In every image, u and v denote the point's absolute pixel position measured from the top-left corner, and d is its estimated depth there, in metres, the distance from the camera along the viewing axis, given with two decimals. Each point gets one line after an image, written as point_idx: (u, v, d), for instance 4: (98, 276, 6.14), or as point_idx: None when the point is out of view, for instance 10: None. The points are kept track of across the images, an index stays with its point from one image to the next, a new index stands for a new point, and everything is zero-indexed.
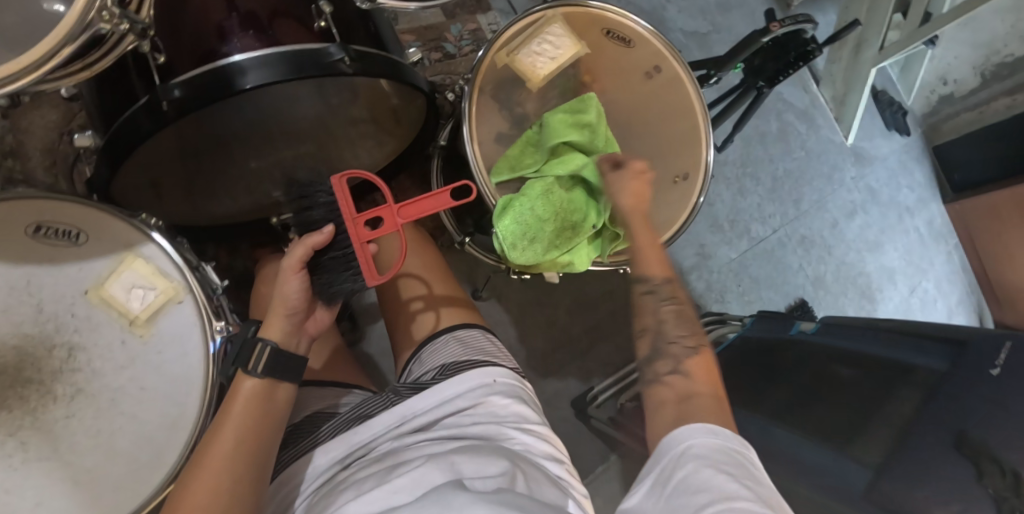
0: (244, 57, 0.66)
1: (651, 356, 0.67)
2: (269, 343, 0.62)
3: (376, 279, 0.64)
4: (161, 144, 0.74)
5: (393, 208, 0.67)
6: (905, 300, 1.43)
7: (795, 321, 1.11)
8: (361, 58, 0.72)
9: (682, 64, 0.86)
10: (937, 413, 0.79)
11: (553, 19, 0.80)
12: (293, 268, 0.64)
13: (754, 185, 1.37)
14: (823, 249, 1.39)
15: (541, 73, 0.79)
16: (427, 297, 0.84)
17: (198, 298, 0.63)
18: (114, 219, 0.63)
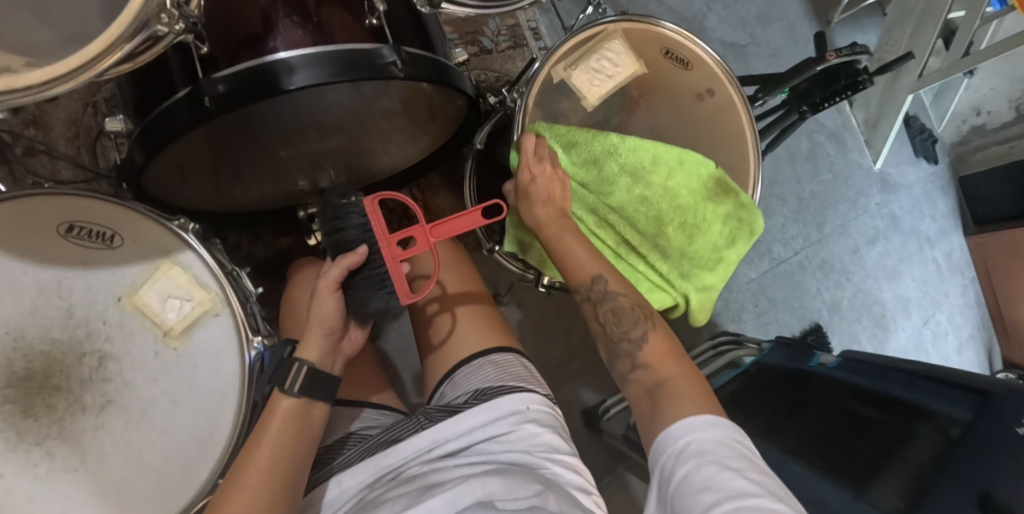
0: (292, 54, 0.62)
1: (612, 359, 0.71)
2: (305, 362, 0.59)
3: (411, 298, 0.61)
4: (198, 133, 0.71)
5: (425, 227, 0.64)
6: (918, 331, 1.42)
7: (815, 354, 1.10)
8: (413, 61, 0.69)
9: (737, 91, 0.84)
10: (961, 468, 0.80)
11: (616, 34, 0.79)
12: (329, 288, 0.63)
13: (780, 205, 1.35)
14: (843, 275, 1.39)
15: (598, 91, 0.79)
16: (442, 298, 0.81)
17: (235, 310, 0.61)
18: (149, 222, 0.61)
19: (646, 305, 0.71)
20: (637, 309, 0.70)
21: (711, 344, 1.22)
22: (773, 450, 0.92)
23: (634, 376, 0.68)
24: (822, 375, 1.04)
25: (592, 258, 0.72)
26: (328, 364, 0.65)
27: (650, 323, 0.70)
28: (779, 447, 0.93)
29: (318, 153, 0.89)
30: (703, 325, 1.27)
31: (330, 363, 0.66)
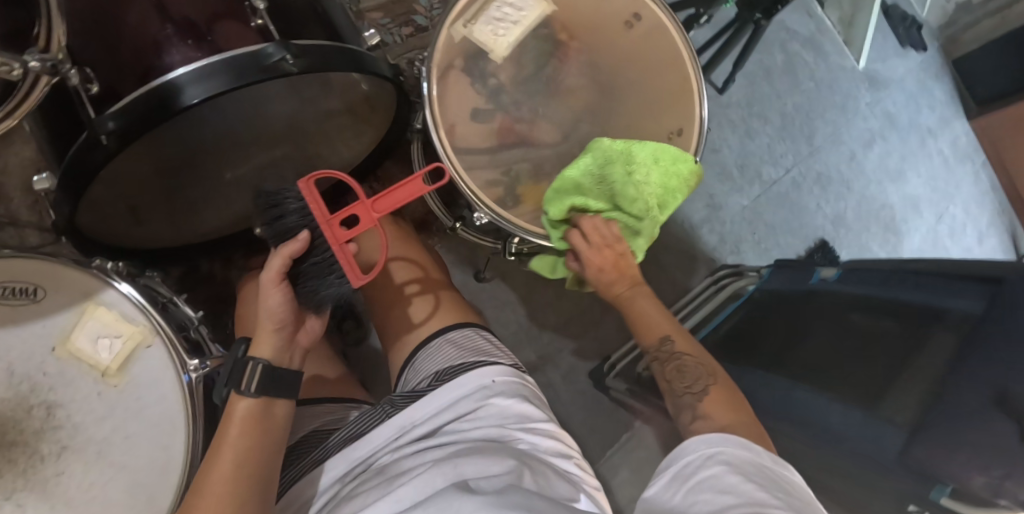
0: (182, 71, 0.61)
1: (676, 411, 0.72)
2: (260, 361, 0.61)
3: (362, 280, 0.62)
4: (133, 162, 0.70)
5: (366, 203, 0.63)
6: (932, 229, 1.35)
7: (816, 269, 1.04)
8: (305, 52, 0.65)
9: (661, 8, 0.82)
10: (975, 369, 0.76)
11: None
12: (273, 281, 0.62)
13: (763, 125, 1.29)
14: (842, 185, 1.32)
15: (503, 41, 0.79)
16: (424, 282, 0.84)
17: (166, 339, 0.61)
18: (66, 268, 0.61)
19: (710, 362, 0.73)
20: (701, 367, 0.73)
21: (711, 281, 1.17)
22: (777, 379, 0.89)
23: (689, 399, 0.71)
24: (827, 291, 1.00)
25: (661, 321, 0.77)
26: (286, 358, 0.65)
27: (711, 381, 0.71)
28: (784, 373, 0.90)
29: (265, 167, 0.87)
30: (701, 264, 1.21)
31: (287, 358, 0.65)
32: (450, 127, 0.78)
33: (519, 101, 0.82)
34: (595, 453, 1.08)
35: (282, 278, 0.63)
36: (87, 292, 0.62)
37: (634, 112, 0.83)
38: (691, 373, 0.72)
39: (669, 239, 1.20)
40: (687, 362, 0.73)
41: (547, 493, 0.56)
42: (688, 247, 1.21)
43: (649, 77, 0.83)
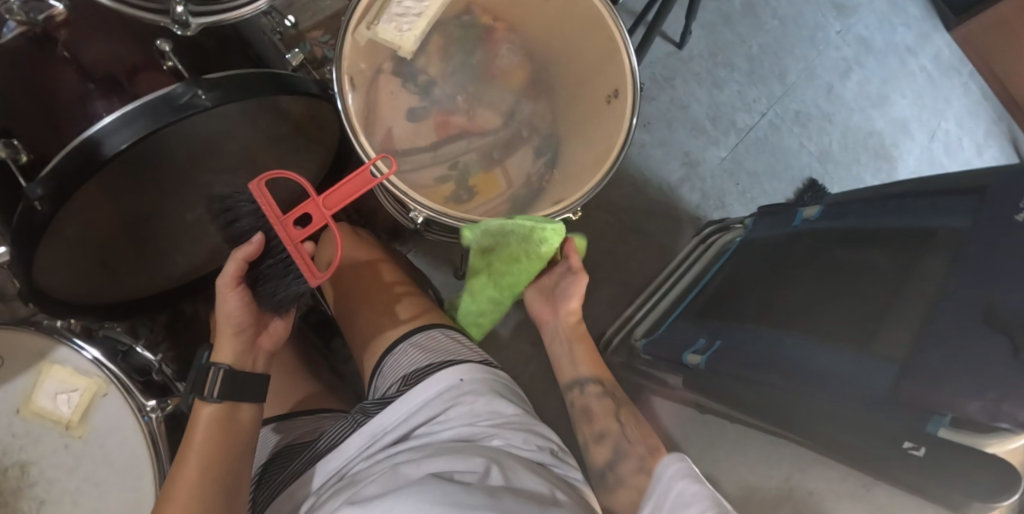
0: (103, 122, 0.63)
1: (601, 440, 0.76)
2: (222, 366, 0.65)
3: (318, 278, 0.62)
4: (85, 219, 0.72)
5: (317, 200, 0.61)
6: (926, 148, 1.30)
7: (798, 209, 1.01)
8: (216, 84, 0.66)
9: None
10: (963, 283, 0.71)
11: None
12: (229, 285, 0.64)
13: (730, 72, 1.25)
14: (823, 119, 1.28)
15: (409, 37, 0.69)
16: (407, 286, 0.85)
17: (121, 387, 0.67)
18: (20, 334, 0.67)
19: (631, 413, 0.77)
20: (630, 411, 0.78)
21: (698, 240, 1.15)
22: (763, 329, 0.86)
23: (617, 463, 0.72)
24: (809, 231, 0.96)
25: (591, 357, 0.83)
26: (249, 361, 0.68)
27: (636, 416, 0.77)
28: (769, 323, 0.87)
29: None
30: (686, 225, 1.19)
31: (250, 361, 0.68)
32: (387, 131, 0.78)
33: (451, 93, 0.82)
34: None
35: (239, 282, 0.65)
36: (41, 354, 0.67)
37: (574, 82, 0.81)
38: (643, 429, 0.76)
39: (649, 205, 1.17)
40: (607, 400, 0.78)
41: (516, 486, 0.57)
42: (671, 209, 1.18)
43: (576, 41, 0.77)
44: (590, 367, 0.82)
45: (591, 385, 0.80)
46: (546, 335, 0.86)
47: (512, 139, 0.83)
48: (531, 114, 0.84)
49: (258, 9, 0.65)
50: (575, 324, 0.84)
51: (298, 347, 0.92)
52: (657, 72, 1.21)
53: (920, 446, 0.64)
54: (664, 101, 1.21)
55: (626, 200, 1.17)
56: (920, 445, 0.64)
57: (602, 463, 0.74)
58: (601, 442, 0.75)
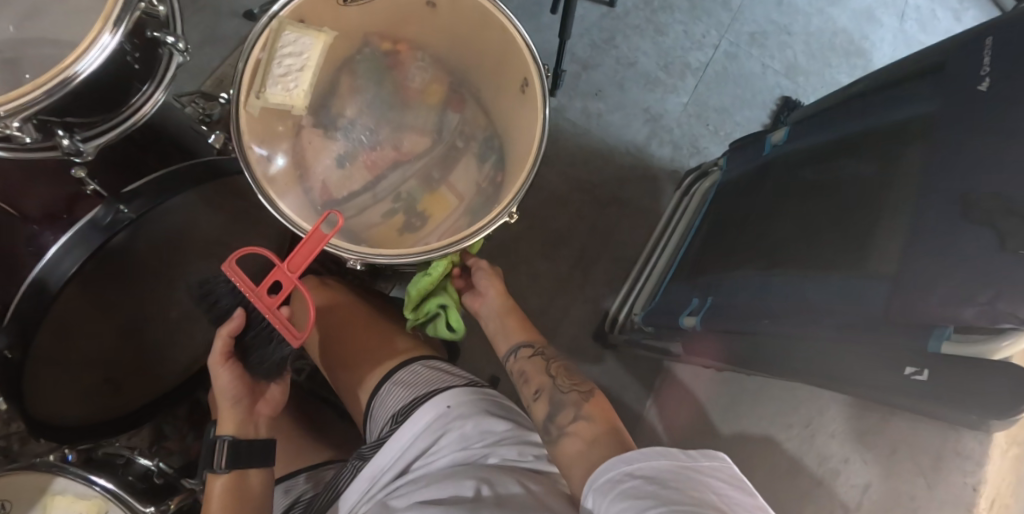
0: (48, 257, 0.70)
1: (552, 411, 0.71)
2: (227, 437, 0.73)
3: (299, 339, 0.64)
4: (61, 352, 0.77)
5: (282, 265, 0.64)
6: (899, 31, 1.25)
7: (766, 136, 0.95)
8: (137, 193, 0.72)
9: None
10: (940, 173, 0.64)
11: (283, 25, 0.69)
12: (220, 361, 0.72)
13: (671, 14, 1.21)
14: (781, 32, 1.23)
15: (298, 92, 0.72)
16: (389, 325, 0.87)
17: (117, 502, 0.74)
18: (21, 474, 0.75)
19: (584, 385, 0.74)
20: (582, 381, 0.75)
21: (680, 193, 1.11)
22: (751, 273, 0.82)
23: (572, 428, 0.68)
24: (778, 158, 0.91)
25: (523, 328, 0.84)
26: (250, 429, 0.76)
27: (593, 387, 0.74)
28: (754, 266, 0.83)
29: None
30: (665, 182, 1.16)
31: (251, 428, 0.76)
32: (322, 183, 0.78)
33: (374, 127, 0.81)
34: (635, 401, 1.10)
35: (227, 357, 0.72)
36: (46, 490, 0.75)
37: (490, 81, 0.79)
38: (578, 377, 0.76)
39: (620, 172, 1.15)
40: (555, 366, 0.77)
41: (504, 498, 0.60)
42: (646, 170, 1.16)
43: (476, 41, 0.76)
44: (521, 334, 0.83)
45: (522, 350, 0.80)
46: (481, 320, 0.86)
47: (450, 153, 0.81)
48: (460, 123, 0.82)
49: (158, 101, 0.67)
50: (502, 302, 0.85)
51: (303, 409, 0.95)
52: (595, 38, 1.17)
53: (923, 369, 0.59)
54: (610, 64, 1.17)
55: (595, 174, 1.14)
56: (923, 368, 0.59)
57: (542, 417, 0.71)
58: (538, 400, 0.73)
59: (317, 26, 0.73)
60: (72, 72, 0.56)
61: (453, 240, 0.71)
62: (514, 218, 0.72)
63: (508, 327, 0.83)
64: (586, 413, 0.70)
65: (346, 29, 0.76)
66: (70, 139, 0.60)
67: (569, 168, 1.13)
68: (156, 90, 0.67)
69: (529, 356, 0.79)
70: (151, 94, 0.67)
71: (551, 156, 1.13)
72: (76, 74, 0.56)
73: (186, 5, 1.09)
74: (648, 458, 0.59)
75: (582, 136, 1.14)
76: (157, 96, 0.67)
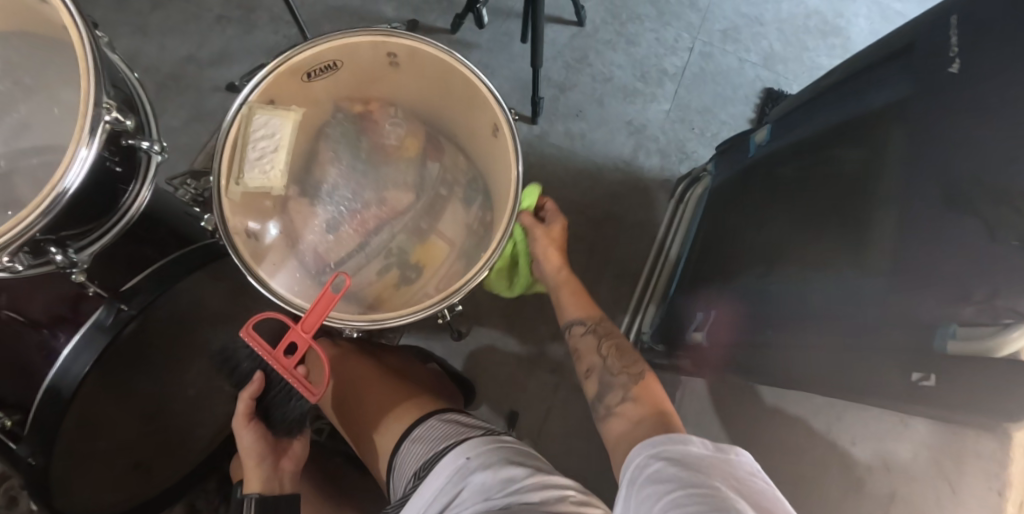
0: (60, 361, 0.71)
1: (602, 392, 0.76)
2: (253, 495, 0.77)
3: (316, 396, 0.66)
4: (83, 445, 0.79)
5: (296, 327, 0.66)
6: (871, 3, 1.25)
7: (750, 137, 0.94)
8: (137, 290, 0.74)
9: (404, 34, 0.70)
10: (920, 163, 0.61)
11: (253, 109, 0.70)
12: (243, 423, 0.76)
13: (640, 24, 1.22)
14: (752, 24, 1.23)
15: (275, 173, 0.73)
16: (403, 381, 0.88)
17: None
18: None
19: (635, 367, 0.76)
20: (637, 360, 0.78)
21: (675, 201, 1.11)
22: (752, 278, 0.81)
23: (619, 409, 0.73)
24: (761, 159, 0.89)
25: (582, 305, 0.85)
26: (276, 484, 0.79)
27: (644, 369, 0.76)
28: (750, 274, 0.81)
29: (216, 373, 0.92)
30: (658, 191, 1.16)
31: (277, 484, 0.79)
32: (313, 250, 0.79)
33: (357, 190, 0.82)
34: None
35: (249, 418, 0.76)
36: None
37: (464, 127, 0.80)
38: (628, 358, 0.78)
39: (612, 187, 1.15)
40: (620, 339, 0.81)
41: None
42: (637, 182, 1.15)
43: (441, 90, 0.77)
44: (580, 310, 0.85)
45: (575, 327, 0.84)
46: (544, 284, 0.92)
47: (433, 203, 0.83)
48: (440, 172, 0.84)
49: (145, 197, 0.69)
50: (558, 272, 0.88)
51: (326, 466, 0.95)
52: (568, 58, 1.19)
53: (929, 376, 0.60)
54: (587, 82, 1.18)
55: (587, 192, 1.14)
56: (929, 374, 0.60)
57: (592, 396, 0.77)
58: (590, 378, 0.78)
59: (285, 106, 0.74)
60: (60, 189, 0.57)
61: (443, 295, 0.70)
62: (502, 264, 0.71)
63: (564, 304, 0.86)
64: (634, 394, 0.73)
65: (314, 101, 0.78)
66: (64, 254, 0.62)
67: (559, 192, 1.13)
68: (142, 188, 0.69)
69: (583, 331, 0.83)
70: (138, 192, 0.69)
71: (540, 182, 1.13)
72: (60, 194, 0.57)
73: (169, 88, 1.13)
74: (674, 440, 0.60)
75: (569, 158, 1.15)
76: (144, 193, 0.69)
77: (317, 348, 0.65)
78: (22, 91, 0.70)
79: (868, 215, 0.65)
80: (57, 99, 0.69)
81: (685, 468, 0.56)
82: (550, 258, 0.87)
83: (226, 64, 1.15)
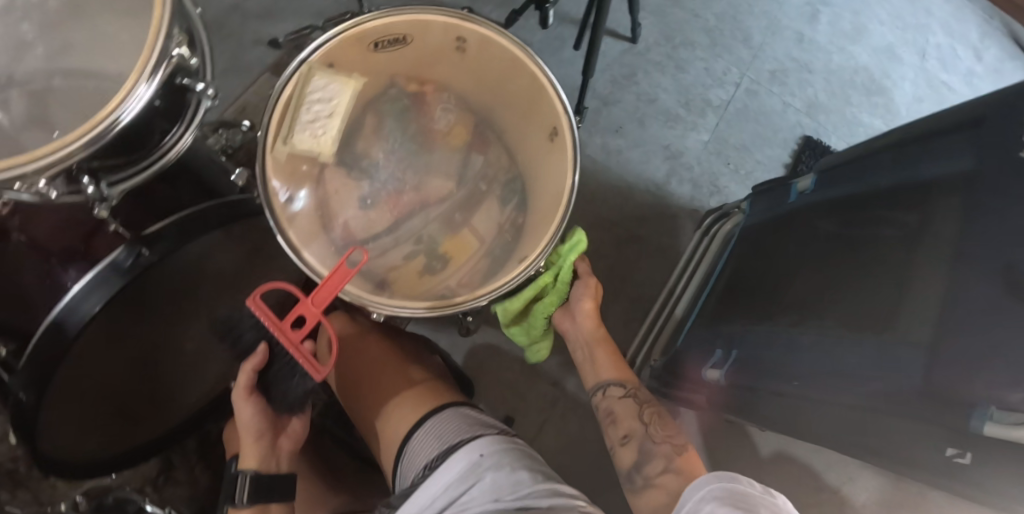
0: (66, 298, 0.67)
1: (639, 462, 0.76)
2: (247, 473, 0.75)
3: (321, 371, 0.64)
4: (76, 386, 0.76)
5: (306, 300, 0.63)
6: (921, 69, 1.25)
7: (792, 183, 0.93)
8: (161, 236, 0.70)
9: (479, 22, 0.68)
10: (975, 239, 0.60)
11: (313, 70, 0.68)
12: (243, 396, 0.74)
13: (691, 51, 1.21)
14: (801, 70, 1.23)
15: (326, 138, 0.70)
16: (418, 372, 0.84)
17: None
18: None
19: (679, 445, 0.76)
20: (668, 429, 0.78)
21: (701, 233, 1.10)
22: (779, 325, 0.80)
23: (658, 480, 0.73)
24: (803, 208, 0.89)
25: (618, 369, 0.85)
26: (273, 462, 0.78)
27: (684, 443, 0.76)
28: (777, 319, 0.80)
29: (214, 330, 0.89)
30: (684, 221, 1.15)
31: (273, 462, 0.78)
32: (344, 225, 0.76)
33: (399, 170, 0.80)
34: None
35: (251, 392, 0.74)
36: None
37: (517, 125, 0.78)
38: (667, 427, 0.79)
39: (640, 210, 1.14)
40: (659, 410, 0.81)
41: None
42: (665, 208, 1.15)
43: (503, 85, 0.75)
44: (613, 372, 0.85)
45: (613, 388, 0.84)
46: (570, 340, 0.91)
47: (471, 197, 0.81)
48: (484, 166, 0.82)
49: (186, 143, 0.66)
50: (595, 329, 0.88)
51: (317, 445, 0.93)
52: (616, 73, 1.18)
53: (965, 455, 0.55)
54: (630, 100, 1.17)
55: (615, 209, 1.13)
56: (966, 454, 0.55)
57: (628, 464, 0.77)
58: (626, 444, 0.79)
59: (347, 72, 0.72)
60: (113, 119, 0.55)
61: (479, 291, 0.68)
62: (541, 270, 0.70)
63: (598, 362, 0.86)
64: (675, 466, 0.73)
65: (372, 71, 0.75)
66: (97, 187, 0.59)
67: (587, 205, 1.12)
68: (184, 132, 0.66)
69: (624, 397, 0.82)
70: (180, 136, 0.66)
71: None
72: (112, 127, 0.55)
73: (213, 33, 1.10)
74: (724, 479, 0.59)
75: (602, 173, 1.14)
76: (186, 139, 0.66)
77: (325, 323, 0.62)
78: (76, 10, 0.67)
79: (916, 282, 0.64)
80: (113, 24, 0.66)
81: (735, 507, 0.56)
82: (590, 314, 0.87)
83: (274, 19, 1.12)
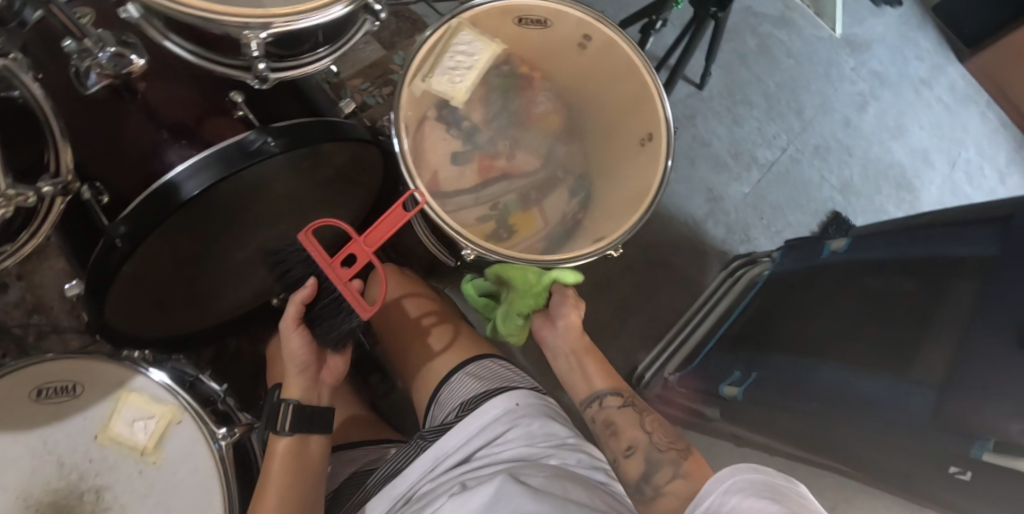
0: (179, 168, 0.69)
1: (647, 472, 0.69)
2: (290, 403, 0.77)
3: (368, 312, 0.66)
4: (148, 260, 0.76)
5: (359, 240, 0.65)
6: (947, 177, 1.36)
7: (826, 242, 1.02)
8: (287, 131, 0.73)
9: (610, 26, 0.77)
10: (998, 304, 0.69)
11: (461, 25, 0.76)
12: (292, 327, 0.74)
13: (749, 110, 1.31)
14: (842, 151, 1.33)
15: (460, 86, 0.81)
16: (452, 339, 0.88)
17: (195, 414, 0.73)
18: (103, 363, 0.74)
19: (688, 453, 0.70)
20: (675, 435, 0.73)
21: (726, 273, 1.18)
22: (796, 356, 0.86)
23: (669, 487, 0.67)
24: (834, 263, 0.97)
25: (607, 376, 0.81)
26: (313, 397, 0.80)
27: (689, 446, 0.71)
28: (798, 352, 0.87)
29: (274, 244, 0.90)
30: (713, 259, 1.22)
31: (314, 395, 0.80)
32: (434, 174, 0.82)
33: (493, 138, 0.86)
34: None
35: (298, 323, 0.74)
36: (118, 384, 0.74)
37: (609, 126, 0.85)
38: (671, 434, 0.73)
39: (675, 238, 1.21)
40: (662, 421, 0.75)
41: (573, 494, 0.63)
42: (698, 243, 1.22)
43: (610, 86, 0.83)
44: (606, 382, 0.80)
45: (609, 399, 0.78)
46: (548, 350, 0.85)
47: (550, 180, 0.87)
48: (565, 156, 0.88)
49: (321, 65, 0.73)
50: (579, 339, 0.83)
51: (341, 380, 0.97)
52: (679, 111, 1.26)
53: (966, 470, 0.62)
54: (686, 138, 1.26)
55: (653, 233, 1.20)
56: (966, 470, 0.62)
57: (635, 476, 0.69)
58: (630, 456, 0.71)
59: (489, 35, 0.80)
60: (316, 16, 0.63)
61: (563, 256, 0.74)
62: (617, 253, 0.75)
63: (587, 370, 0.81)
64: (684, 472, 0.68)
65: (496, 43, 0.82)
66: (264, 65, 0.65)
67: None
68: (324, 55, 0.73)
69: (621, 405, 0.77)
70: (319, 57, 0.72)
71: None
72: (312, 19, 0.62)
73: None
74: (747, 472, 0.59)
75: None
76: (323, 61, 0.73)
77: (375, 261, 0.64)
78: None
79: (934, 332, 0.72)
80: None
81: (762, 495, 0.56)
82: (574, 327, 0.82)
83: None
